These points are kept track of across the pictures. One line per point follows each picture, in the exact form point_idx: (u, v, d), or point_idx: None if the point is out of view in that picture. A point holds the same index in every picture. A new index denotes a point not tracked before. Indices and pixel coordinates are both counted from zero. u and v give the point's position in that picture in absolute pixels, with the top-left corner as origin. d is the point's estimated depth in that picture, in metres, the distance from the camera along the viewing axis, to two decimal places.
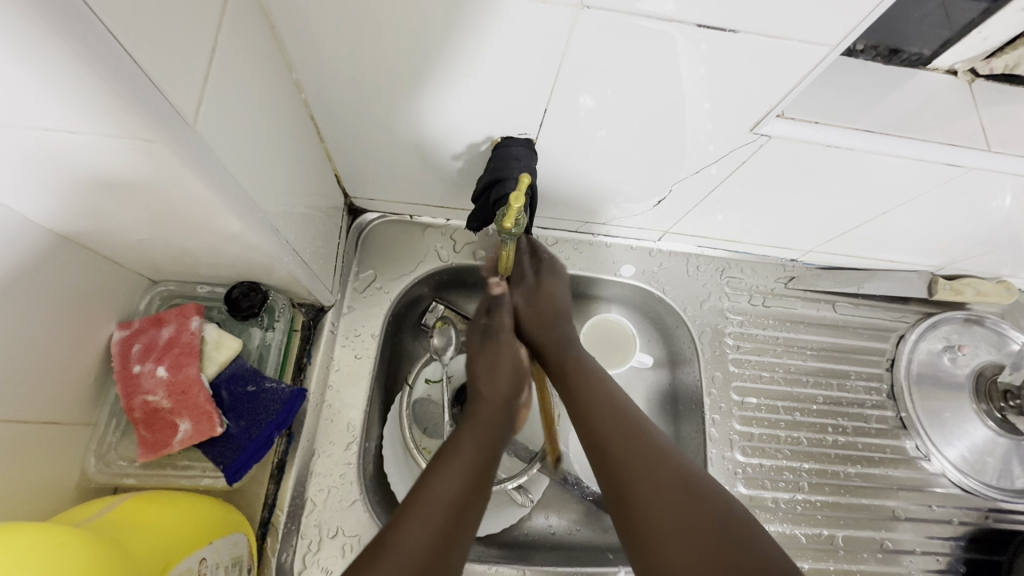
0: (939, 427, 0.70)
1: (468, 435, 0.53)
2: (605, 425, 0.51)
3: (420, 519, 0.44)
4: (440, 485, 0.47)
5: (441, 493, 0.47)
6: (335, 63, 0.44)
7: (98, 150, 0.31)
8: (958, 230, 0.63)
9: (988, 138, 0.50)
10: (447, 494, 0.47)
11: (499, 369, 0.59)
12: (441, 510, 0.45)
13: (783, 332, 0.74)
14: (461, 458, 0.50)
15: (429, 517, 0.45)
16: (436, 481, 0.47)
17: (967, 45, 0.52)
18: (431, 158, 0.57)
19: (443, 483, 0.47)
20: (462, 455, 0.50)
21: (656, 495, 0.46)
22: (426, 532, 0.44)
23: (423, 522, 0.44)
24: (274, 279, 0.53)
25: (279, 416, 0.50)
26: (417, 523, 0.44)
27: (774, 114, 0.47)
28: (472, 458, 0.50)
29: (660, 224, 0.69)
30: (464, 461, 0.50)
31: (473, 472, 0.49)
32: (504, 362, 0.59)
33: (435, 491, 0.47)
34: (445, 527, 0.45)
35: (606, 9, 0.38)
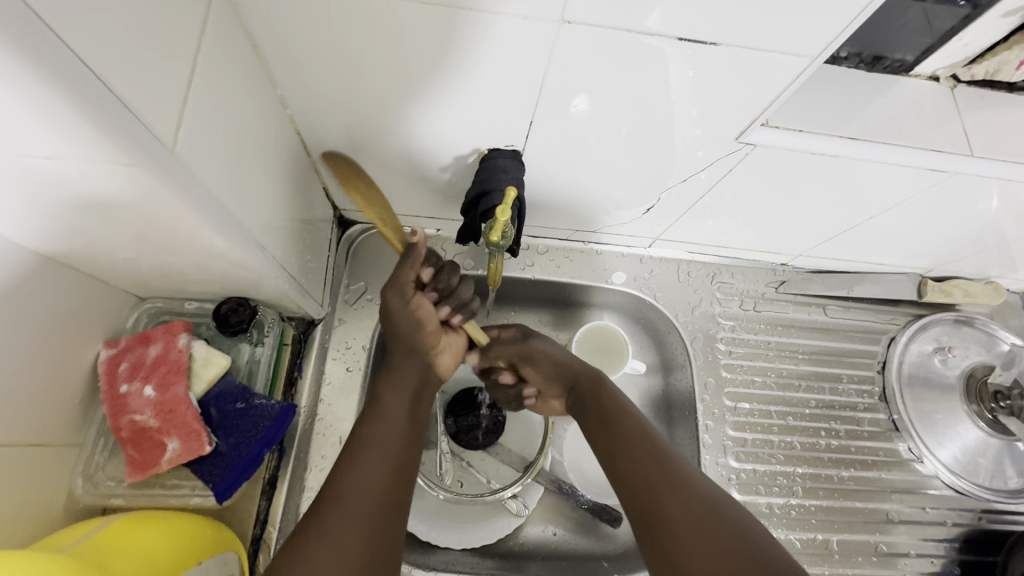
0: (931, 429, 0.71)
1: (387, 384, 0.53)
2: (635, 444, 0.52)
3: (354, 478, 0.46)
4: (368, 441, 0.48)
5: (370, 448, 0.48)
6: (318, 79, 0.44)
7: (76, 173, 0.30)
8: (945, 232, 0.63)
9: (971, 143, 0.51)
10: (378, 448, 0.48)
11: (402, 318, 0.52)
12: (372, 465, 0.47)
13: (775, 336, 0.74)
14: (388, 410, 0.51)
15: (363, 473, 0.46)
16: (366, 436, 0.49)
17: (949, 52, 0.52)
18: (419, 171, 0.57)
19: (371, 438, 0.48)
20: (386, 405, 0.51)
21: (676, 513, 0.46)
22: (360, 486, 0.45)
23: (359, 480, 0.46)
24: (262, 294, 0.52)
25: (268, 432, 0.50)
26: (354, 481, 0.46)
27: (758, 123, 0.48)
28: (398, 406, 0.51)
29: (650, 230, 0.69)
30: (392, 413, 0.51)
31: (400, 420, 0.51)
32: (400, 303, 0.51)
33: (364, 448, 0.48)
34: (384, 482, 0.46)
35: (589, 24, 0.38)
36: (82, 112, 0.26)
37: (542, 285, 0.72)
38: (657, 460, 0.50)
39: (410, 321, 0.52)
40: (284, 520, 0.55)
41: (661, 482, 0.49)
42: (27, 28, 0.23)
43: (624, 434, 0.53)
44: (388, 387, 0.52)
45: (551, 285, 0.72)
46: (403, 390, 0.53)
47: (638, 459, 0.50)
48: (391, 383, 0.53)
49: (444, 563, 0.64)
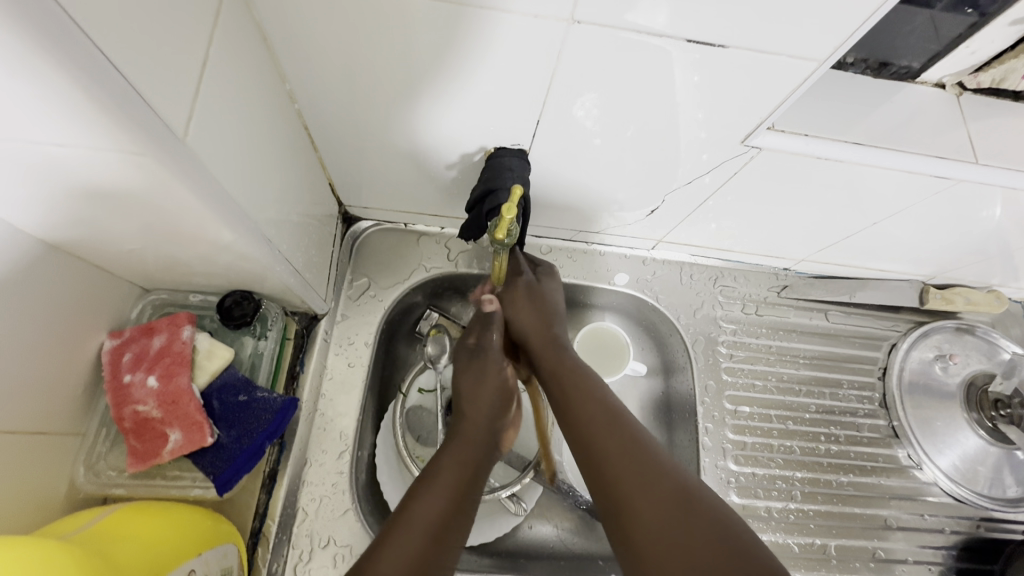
0: (931, 437, 0.71)
1: (447, 455, 0.53)
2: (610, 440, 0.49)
3: (398, 541, 0.44)
4: (420, 510, 0.46)
5: (421, 521, 0.45)
6: (327, 74, 0.44)
7: (89, 163, 0.31)
8: (949, 239, 0.63)
9: (976, 150, 0.51)
10: (428, 517, 0.46)
11: (487, 387, 0.59)
12: (419, 533, 0.45)
13: (776, 340, 0.74)
14: (442, 483, 0.49)
15: (408, 539, 0.44)
16: (418, 504, 0.47)
17: (955, 59, 0.52)
18: (425, 169, 0.57)
19: (424, 509, 0.47)
20: (443, 477, 0.50)
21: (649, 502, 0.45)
22: (407, 557, 0.43)
23: (402, 546, 0.44)
24: (266, 288, 0.53)
25: (271, 425, 0.50)
26: (397, 546, 0.43)
27: (764, 127, 0.48)
28: (454, 481, 0.50)
29: (653, 233, 0.69)
30: (445, 487, 0.49)
31: (454, 494, 0.49)
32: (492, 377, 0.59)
33: (412, 515, 0.46)
34: (427, 549, 0.44)
35: (597, 24, 0.38)
36: (98, 101, 0.26)
37: None
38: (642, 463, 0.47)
39: (490, 394, 0.58)
40: (284, 514, 0.55)
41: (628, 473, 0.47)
42: (47, 16, 0.23)
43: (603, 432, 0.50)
44: (447, 459, 0.52)
45: None
46: (462, 458, 0.52)
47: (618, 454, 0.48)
48: (452, 455, 0.52)
49: None
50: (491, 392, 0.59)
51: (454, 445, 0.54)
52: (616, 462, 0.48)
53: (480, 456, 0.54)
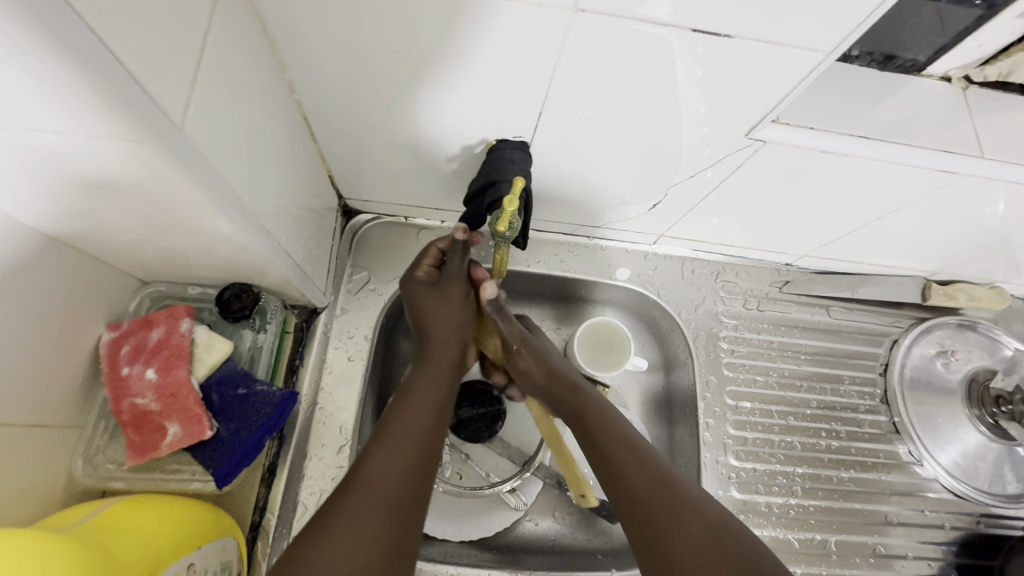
0: (932, 433, 0.71)
1: (422, 373, 0.52)
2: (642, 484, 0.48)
3: (380, 461, 0.44)
4: (400, 429, 0.47)
5: (400, 436, 0.46)
6: (328, 64, 0.44)
7: (88, 151, 0.30)
8: (952, 235, 0.63)
9: (982, 145, 0.50)
10: (407, 435, 0.46)
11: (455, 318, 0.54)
12: (401, 452, 0.45)
13: (778, 336, 0.74)
14: (417, 397, 0.49)
15: (389, 458, 0.44)
16: (397, 420, 0.47)
17: (962, 52, 0.51)
18: (426, 162, 0.57)
19: (403, 425, 0.47)
20: (419, 394, 0.50)
21: (686, 546, 0.44)
22: (389, 473, 0.43)
23: (385, 465, 0.44)
24: (266, 281, 0.52)
25: (270, 419, 0.49)
26: (379, 466, 0.44)
27: (769, 120, 0.47)
28: (432, 396, 0.50)
29: (656, 227, 0.68)
30: (423, 401, 0.49)
31: (432, 410, 0.49)
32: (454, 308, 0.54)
33: (393, 435, 0.46)
34: (411, 466, 0.45)
35: (603, 14, 0.38)
36: (95, 88, 0.26)
37: (546, 279, 0.72)
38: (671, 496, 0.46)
39: (457, 319, 0.54)
40: (283, 507, 0.55)
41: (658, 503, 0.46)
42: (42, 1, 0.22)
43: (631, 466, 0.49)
44: (424, 376, 0.52)
45: (555, 279, 0.72)
46: (441, 372, 0.52)
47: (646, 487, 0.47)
48: (426, 369, 0.52)
49: (441, 555, 0.64)
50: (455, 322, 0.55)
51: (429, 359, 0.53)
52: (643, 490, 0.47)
53: (455, 372, 0.54)
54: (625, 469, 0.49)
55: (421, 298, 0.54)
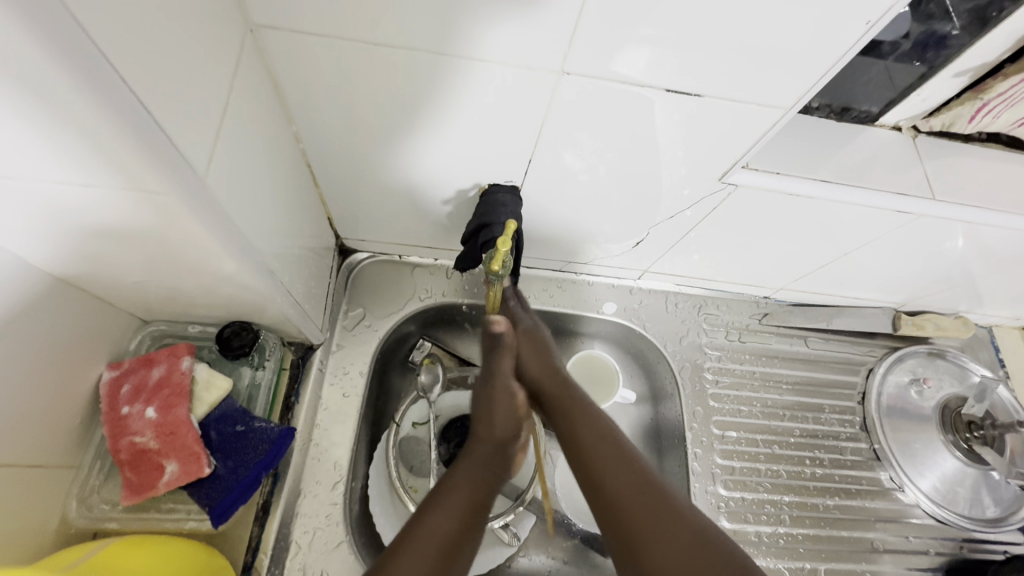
0: (911, 459, 0.73)
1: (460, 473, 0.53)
2: (627, 496, 0.48)
3: (404, 567, 0.45)
4: (431, 530, 0.48)
5: (428, 537, 0.47)
6: (333, 116, 0.47)
7: (122, 201, 0.32)
8: (915, 268, 0.68)
9: (933, 187, 0.55)
10: (434, 535, 0.47)
11: (500, 408, 0.57)
12: (429, 557, 0.46)
13: (759, 366, 0.77)
14: (452, 499, 0.51)
15: (417, 561, 0.45)
16: (428, 519, 0.49)
17: (908, 105, 0.56)
18: (421, 205, 0.60)
19: (431, 526, 0.48)
20: (454, 498, 0.51)
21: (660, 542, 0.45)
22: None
23: (411, 569, 0.45)
24: (265, 318, 0.54)
25: (268, 456, 0.49)
26: (405, 567, 0.45)
27: (739, 166, 0.51)
28: (465, 497, 0.51)
29: (639, 263, 0.72)
30: (455, 504, 0.50)
31: (464, 516, 0.50)
32: (502, 400, 0.57)
33: (424, 536, 0.47)
34: (433, 574, 0.45)
35: (586, 75, 0.42)
36: (138, 148, 0.28)
37: (536, 313, 0.74)
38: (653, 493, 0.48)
39: (505, 418, 0.56)
40: (276, 547, 0.55)
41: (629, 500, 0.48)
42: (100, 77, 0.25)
43: (614, 466, 0.50)
44: (461, 474, 0.52)
45: (544, 314, 0.75)
46: (475, 476, 0.53)
47: (626, 484, 0.49)
48: (464, 470, 0.53)
49: None
50: (505, 410, 0.57)
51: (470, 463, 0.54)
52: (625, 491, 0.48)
53: (496, 476, 0.54)
54: (608, 461, 0.50)
55: (478, 393, 0.59)
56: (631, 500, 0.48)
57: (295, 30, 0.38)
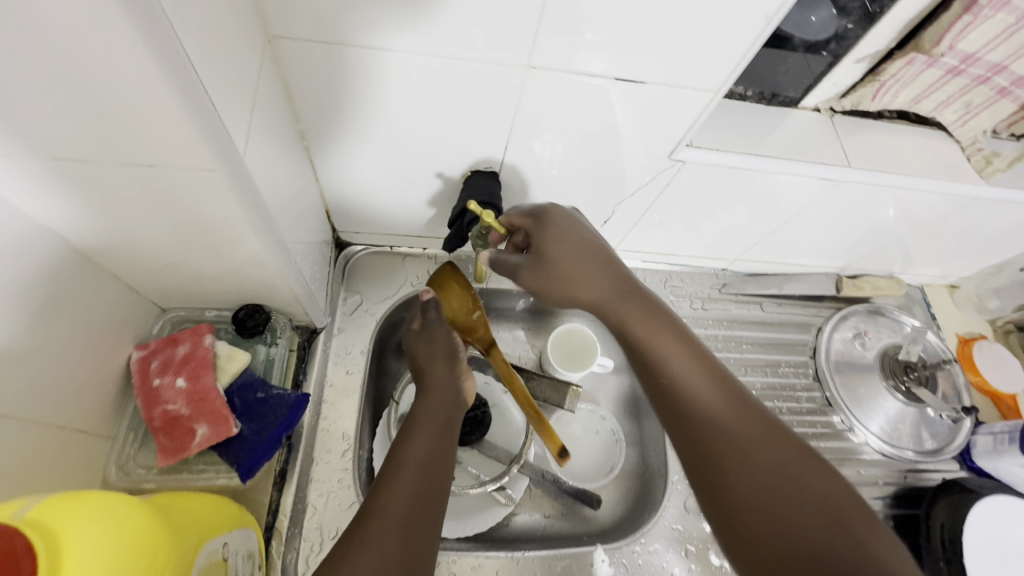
0: (858, 404, 0.82)
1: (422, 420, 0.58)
2: (715, 430, 0.47)
3: (392, 489, 0.50)
4: (407, 456, 0.53)
5: (407, 464, 0.52)
6: (334, 114, 0.54)
7: (171, 179, 0.38)
8: (846, 231, 0.77)
9: (849, 157, 0.65)
10: (414, 461, 0.53)
11: (438, 345, 0.66)
12: (410, 478, 0.51)
13: (722, 329, 0.85)
14: (422, 431, 0.57)
15: (401, 484, 0.50)
16: (405, 451, 0.54)
17: (823, 89, 0.65)
18: (412, 195, 0.67)
19: (408, 453, 0.54)
20: (420, 432, 0.57)
21: (746, 474, 0.44)
22: (401, 499, 0.49)
23: (398, 492, 0.49)
24: (276, 300, 0.60)
25: (287, 418, 0.54)
26: (392, 494, 0.49)
27: (684, 143, 0.59)
28: (431, 432, 0.57)
29: (609, 242, 0.80)
30: (425, 433, 0.57)
31: (434, 438, 0.56)
32: (438, 343, 0.66)
33: (404, 463, 0.52)
34: (419, 489, 0.50)
35: (550, 69, 0.50)
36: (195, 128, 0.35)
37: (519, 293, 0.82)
38: (751, 416, 0.47)
39: (441, 362, 0.64)
40: (294, 509, 0.60)
41: (720, 432, 0.46)
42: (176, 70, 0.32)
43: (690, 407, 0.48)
44: (423, 415, 0.59)
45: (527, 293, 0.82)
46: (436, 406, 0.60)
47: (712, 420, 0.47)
48: (424, 408, 0.59)
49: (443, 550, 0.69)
50: (445, 345, 0.66)
51: (427, 412, 0.59)
52: (721, 424, 0.47)
53: (452, 406, 0.61)
54: (700, 391, 0.49)
55: (415, 344, 0.67)
56: (716, 434, 0.46)
57: (304, 40, 0.45)
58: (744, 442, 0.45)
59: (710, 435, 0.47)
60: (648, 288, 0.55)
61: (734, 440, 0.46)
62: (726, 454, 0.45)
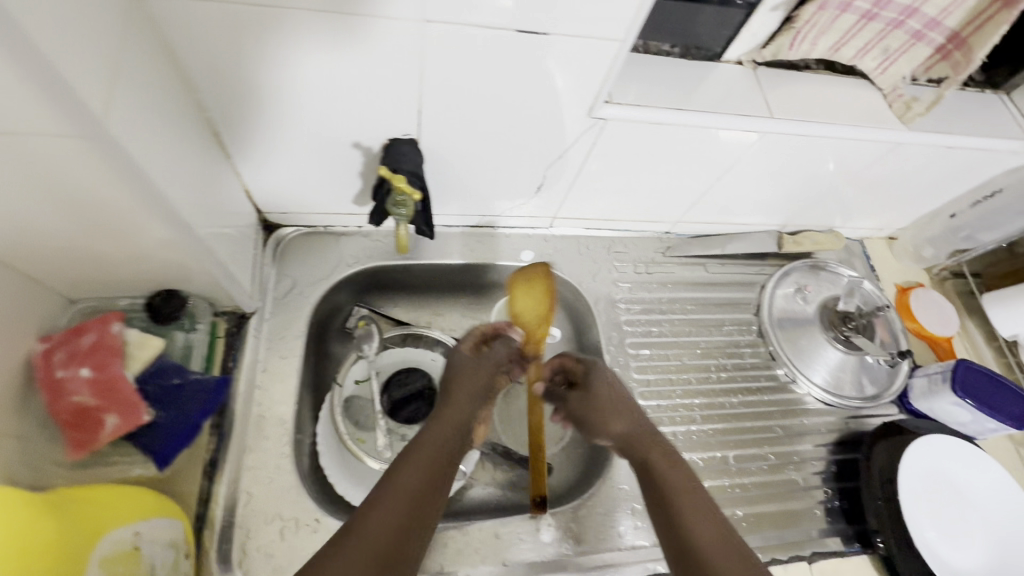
0: (800, 357, 0.84)
1: (425, 445, 0.56)
2: (704, 541, 0.51)
3: (379, 516, 0.49)
4: (400, 483, 0.52)
5: (399, 491, 0.51)
6: (233, 82, 0.51)
7: (32, 148, 0.36)
8: (779, 186, 0.78)
9: (771, 108, 0.65)
10: (407, 491, 0.51)
11: (490, 359, 0.67)
12: (399, 507, 0.50)
13: (666, 292, 0.86)
14: (420, 455, 0.55)
15: (387, 509, 0.49)
16: (399, 476, 0.52)
17: (742, 41, 0.65)
18: (334, 168, 0.64)
19: (402, 480, 0.52)
20: (418, 454, 0.55)
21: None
22: (384, 527, 0.48)
23: (382, 519, 0.48)
24: (192, 284, 0.57)
25: (206, 403, 0.55)
26: (375, 518, 0.48)
27: (603, 100, 0.58)
28: (434, 458, 0.55)
29: (547, 210, 0.79)
30: (420, 461, 0.55)
31: (432, 467, 0.55)
32: (491, 355, 0.67)
33: (397, 487, 0.51)
34: (404, 521, 0.49)
35: (448, 22, 0.48)
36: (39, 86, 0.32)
37: (460, 267, 0.80)
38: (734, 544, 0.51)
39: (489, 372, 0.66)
40: (227, 497, 0.59)
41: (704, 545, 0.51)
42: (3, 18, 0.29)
43: (694, 493, 0.56)
44: (427, 439, 0.57)
45: (469, 267, 0.81)
46: (442, 434, 0.58)
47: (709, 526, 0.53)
48: (434, 432, 0.58)
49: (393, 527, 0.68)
50: (471, 377, 0.65)
51: (435, 434, 0.58)
52: (707, 548, 0.51)
53: (459, 434, 0.60)
54: (688, 504, 0.55)
55: (456, 356, 0.67)
56: (701, 548, 0.51)
57: None
58: (722, 549, 0.51)
59: (696, 548, 0.51)
60: (656, 430, 0.64)
61: (720, 551, 0.51)
62: (711, 555, 0.50)
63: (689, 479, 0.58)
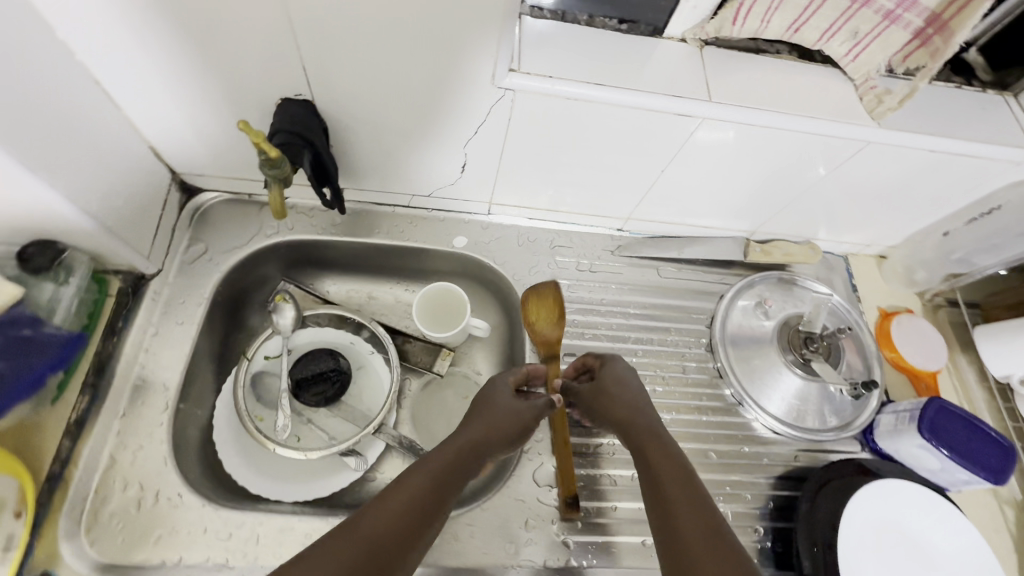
0: (752, 379, 0.75)
1: (410, 477, 0.49)
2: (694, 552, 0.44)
3: (327, 552, 0.42)
4: (368, 519, 0.45)
5: (360, 524, 0.45)
6: (104, 24, 0.49)
7: None
8: (736, 184, 0.70)
9: (710, 91, 0.58)
10: (383, 528, 0.45)
11: (498, 404, 0.58)
12: (355, 545, 0.43)
13: (609, 293, 0.79)
14: (403, 486, 0.49)
15: (344, 545, 0.43)
16: (372, 508, 0.46)
17: (683, 15, 0.58)
18: (236, 127, 0.61)
19: (374, 511, 0.46)
20: (403, 484, 0.49)
21: None
22: (332, 566, 0.41)
23: (335, 558, 0.42)
24: (67, 235, 0.56)
25: (55, 356, 0.57)
26: (329, 557, 0.42)
27: (505, 67, 0.54)
28: (413, 488, 0.49)
29: (481, 194, 0.74)
30: (403, 491, 0.48)
31: (419, 499, 0.48)
32: (493, 396, 0.59)
33: (356, 524, 0.45)
34: (365, 558, 0.43)
35: None
36: None
37: (387, 248, 0.76)
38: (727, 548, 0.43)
39: (493, 414, 0.58)
40: (86, 458, 0.57)
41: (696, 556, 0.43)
42: None
43: (693, 498, 0.48)
44: (423, 468, 0.51)
45: (397, 248, 0.76)
46: (457, 461, 0.53)
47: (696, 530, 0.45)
48: (442, 462, 0.52)
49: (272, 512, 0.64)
50: (500, 414, 0.57)
51: (427, 470, 0.51)
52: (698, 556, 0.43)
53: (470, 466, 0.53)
54: (679, 507, 0.47)
55: (495, 388, 0.60)
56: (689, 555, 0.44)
57: None
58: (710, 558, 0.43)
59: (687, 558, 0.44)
60: (659, 422, 0.57)
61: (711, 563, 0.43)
62: (699, 566, 0.43)
63: (684, 466, 0.51)
